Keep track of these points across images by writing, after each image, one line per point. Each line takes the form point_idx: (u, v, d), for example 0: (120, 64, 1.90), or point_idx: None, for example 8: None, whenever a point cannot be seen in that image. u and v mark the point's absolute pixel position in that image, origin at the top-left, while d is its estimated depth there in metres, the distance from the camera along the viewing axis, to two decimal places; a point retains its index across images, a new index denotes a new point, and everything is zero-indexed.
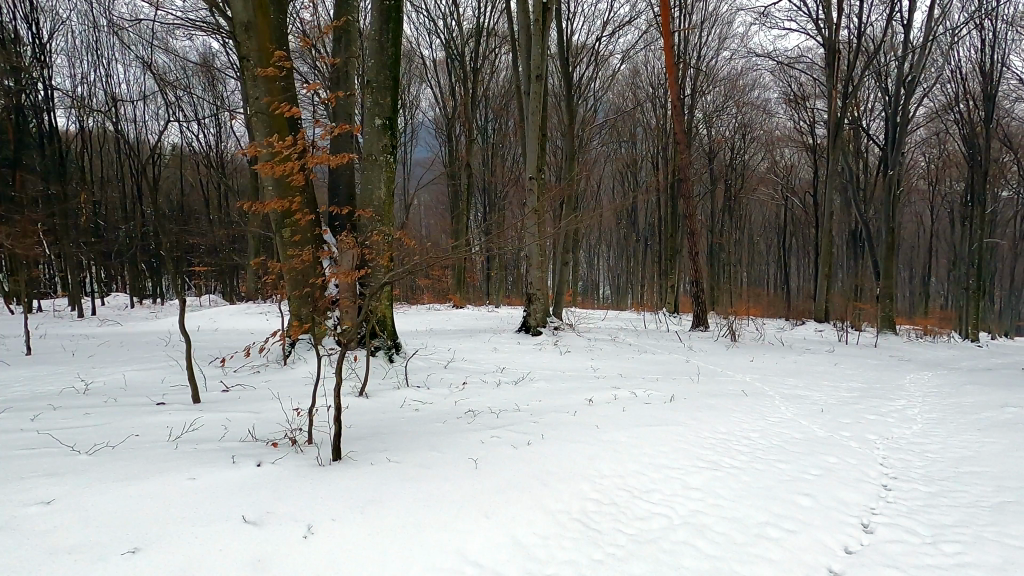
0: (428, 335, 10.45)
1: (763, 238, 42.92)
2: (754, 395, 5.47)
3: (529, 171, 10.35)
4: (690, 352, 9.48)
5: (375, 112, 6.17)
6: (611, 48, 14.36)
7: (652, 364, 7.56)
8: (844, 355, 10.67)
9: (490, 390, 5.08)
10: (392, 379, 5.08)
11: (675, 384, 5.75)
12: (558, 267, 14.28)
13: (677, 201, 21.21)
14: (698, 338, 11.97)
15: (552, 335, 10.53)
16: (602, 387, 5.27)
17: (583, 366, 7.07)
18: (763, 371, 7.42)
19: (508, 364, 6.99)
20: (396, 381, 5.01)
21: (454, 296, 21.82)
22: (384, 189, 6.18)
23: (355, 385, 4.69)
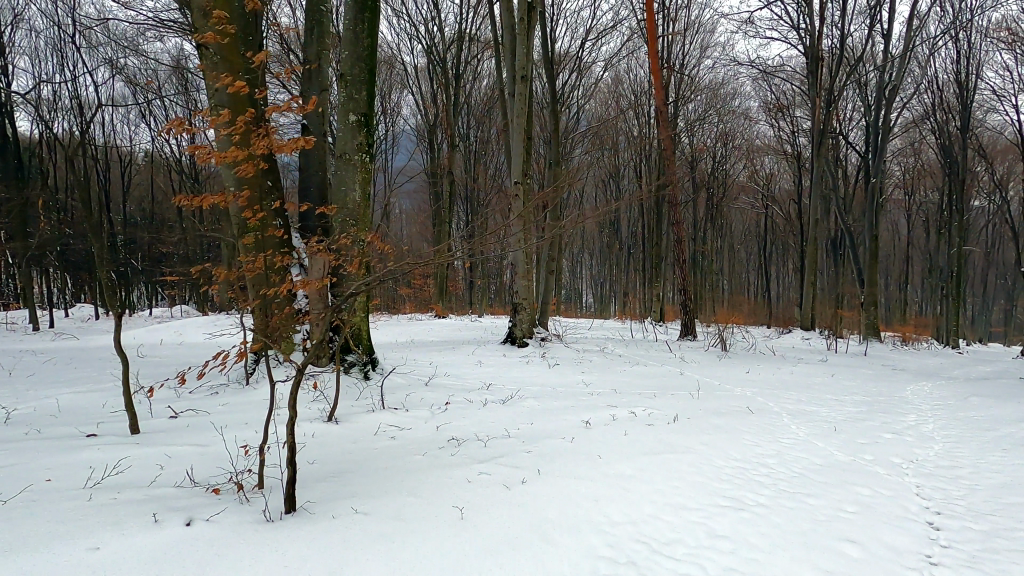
0: (409, 347, 9.92)
1: (744, 246, 43.13)
2: (760, 412, 5.09)
3: (513, 176, 9.92)
4: (683, 363, 9.11)
5: (349, 107, 5.68)
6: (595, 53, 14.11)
7: (646, 378, 7.16)
8: (837, 365, 10.42)
9: (477, 412, 4.60)
10: (366, 400, 4.58)
11: (675, 401, 5.33)
12: (543, 276, 13.85)
13: (662, 209, 21.01)
14: (689, 348, 11.59)
15: (539, 346, 10.08)
16: (598, 406, 4.83)
17: (575, 381, 6.64)
18: (762, 385, 7.07)
19: (494, 380, 6.51)
20: (371, 402, 4.51)
21: (436, 306, 21.26)
22: (359, 191, 5.70)
23: (324, 409, 4.17)
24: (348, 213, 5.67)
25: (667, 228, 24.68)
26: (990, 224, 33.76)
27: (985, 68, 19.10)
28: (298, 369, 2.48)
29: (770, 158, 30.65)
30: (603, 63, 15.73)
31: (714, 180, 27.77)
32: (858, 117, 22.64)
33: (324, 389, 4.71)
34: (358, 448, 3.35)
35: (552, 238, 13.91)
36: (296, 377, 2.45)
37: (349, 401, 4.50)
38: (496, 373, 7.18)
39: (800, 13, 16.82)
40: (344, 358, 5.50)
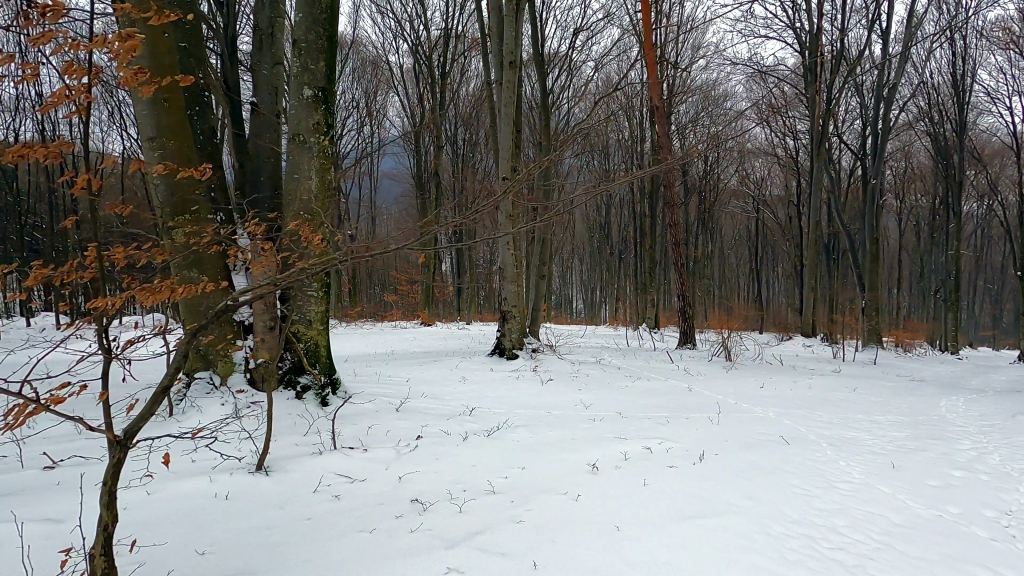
0: (387, 360, 9.01)
1: (735, 251, 42.69)
2: (800, 445, 4.23)
3: (501, 172, 9.14)
4: (687, 377, 8.28)
5: (304, 79, 4.77)
6: (586, 52, 13.31)
7: (653, 397, 6.30)
8: (852, 375, 9.65)
9: (456, 450, 3.70)
10: (314, 438, 3.65)
11: (696, 429, 4.45)
12: (534, 281, 12.93)
13: (655, 213, 20.26)
14: (690, 358, 10.77)
15: (530, 358, 9.17)
16: (604, 443, 3.92)
17: (573, 401, 5.75)
18: (784, 403, 6.22)
19: (478, 401, 5.59)
20: (320, 441, 3.59)
21: (422, 314, 20.38)
22: (316, 180, 4.79)
23: (253, 454, 3.24)
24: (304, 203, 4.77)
25: (660, 233, 24.05)
26: (982, 227, 33.48)
27: (983, 69, 18.54)
28: (121, 442, 1.75)
29: (763, 161, 30.13)
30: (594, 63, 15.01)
31: (706, 184, 27.18)
32: (854, 120, 22.15)
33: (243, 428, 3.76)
34: (286, 522, 2.43)
35: (542, 242, 13.10)
36: (116, 457, 1.73)
37: (294, 439, 3.62)
38: (483, 391, 6.29)
39: (797, 11, 16.18)
40: (296, 381, 4.56)
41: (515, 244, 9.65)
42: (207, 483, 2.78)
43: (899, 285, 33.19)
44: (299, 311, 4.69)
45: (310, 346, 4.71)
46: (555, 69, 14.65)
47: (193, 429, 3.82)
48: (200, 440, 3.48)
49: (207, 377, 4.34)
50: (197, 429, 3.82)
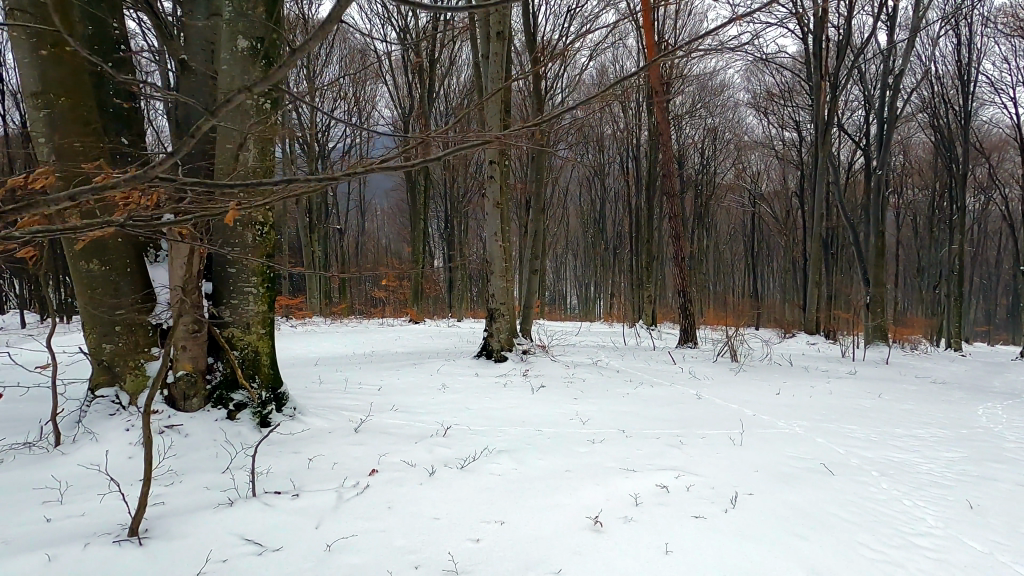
0: (363, 363, 8.17)
1: (731, 246, 42.06)
2: (849, 477, 3.43)
3: (488, 156, 8.35)
4: (692, 381, 7.51)
5: (237, 28, 3.89)
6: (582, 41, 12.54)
7: (660, 409, 5.50)
8: (869, 377, 8.91)
9: (417, 493, 2.87)
10: (225, 480, 2.80)
11: (719, 457, 3.64)
12: (525, 278, 12.04)
13: (652, 207, 19.46)
14: (694, 359, 9.98)
15: (519, 359, 8.34)
16: (607, 481, 3.09)
17: (568, 416, 4.93)
18: (810, 416, 5.43)
19: (453, 417, 4.76)
20: (231, 484, 2.75)
21: (411, 311, 19.49)
22: (255, 152, 3.93)
23: (125, 512, 2.38)
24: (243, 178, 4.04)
25: (656, 226, 23.20)
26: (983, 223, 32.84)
27: (989, 58, 17.80)
28: None
29: (760, 155, 29.49)
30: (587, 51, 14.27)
31: (703, 178, 26.52)
32: (857, 114, 21.42)
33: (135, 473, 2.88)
34: None
35: (535, 236, 12.23)
36: None
37: (208, 481, 2.78)
38: (465, 402, 5.47)
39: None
40: (228, 399, 3.71)
41: (505, 236, 8.82)
42: (41, 564, 1.95)
43: (897, 281, 32.70)
44: (234, 313, 3.85)
45: (248, 354, 3.86)
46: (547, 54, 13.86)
47: (11, 489, 2.61)
48: (34, 508, 2.43)
49: (111, 396, 3.47)
50: (43, 481, 2.73)
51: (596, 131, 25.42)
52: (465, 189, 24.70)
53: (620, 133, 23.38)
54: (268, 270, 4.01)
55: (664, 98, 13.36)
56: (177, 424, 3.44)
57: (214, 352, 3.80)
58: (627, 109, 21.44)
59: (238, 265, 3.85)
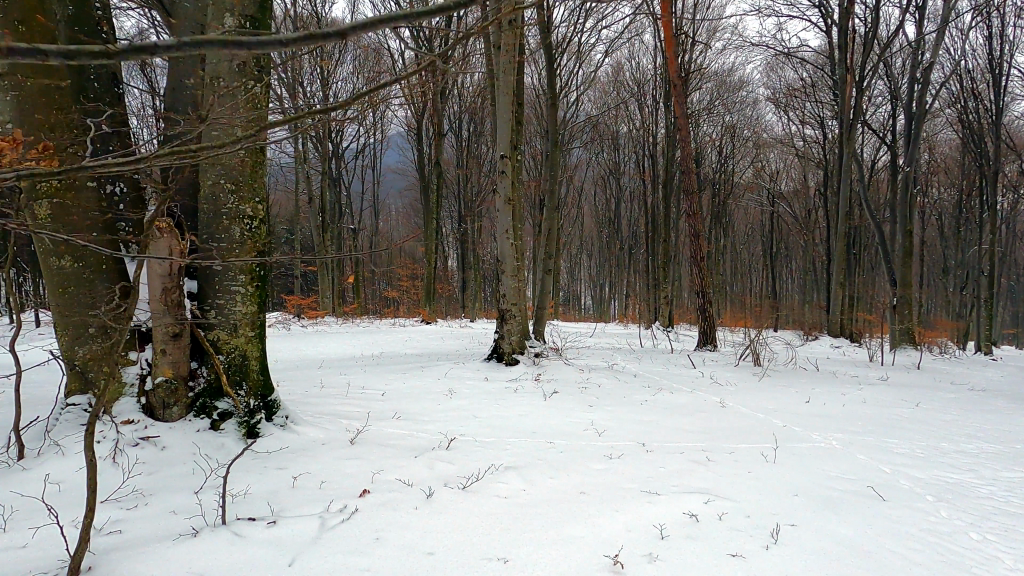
0: (369, 365, 7.88)
1: (748, 246, 41.28)
2: (903, 504, 3.03)
3: (499, 150, 7.99)
4: (713, 388, 7.10)
5: (225, 6, 3.59)
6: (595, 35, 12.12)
7: (682, 419, 5.11)
8: (901, 383, 8.41)
9: (413, 519, 2.55)
10: (192, 504, 2.50)
11: (752, 478, 3.26)
12: (538, 278, 11.64)
13: (670, 205, 18.90)
14: (715, 363, 9.53)
15: (531, 363, 7.98)
16: (629, 507, 2.74)
17: (582, 427, 4.57)
18: (845, 428, 5.00)
19: (458, 427, 4.43)
20: (197, 508, 2.45)
21: (423, 311, 19.20)
22: (244, 140, 3.61)
23: (70, 546, 2.10)
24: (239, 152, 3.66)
25: (674, 225, 22.61)
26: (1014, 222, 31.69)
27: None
28: None
29: (780, 153, 28.79)
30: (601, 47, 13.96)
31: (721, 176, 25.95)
32: (883, 111, 20.75)
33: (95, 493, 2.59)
34: None
35: (549, 234, 11.83)
36: None
37: (174, 505, 2.47)
38: (473, 409, 5.13)
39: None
40: (211, 407, 3.42)
41: (517, 235, 8.48)
42: None
43: (921, 282, 31.75)
44: (220, 314, 3.55)
45: (234, 359, 3.55)
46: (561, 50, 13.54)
47: None
48: None
49: (84, 404, 3.20)
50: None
51: (611, 128, 24.99)
52: (478, 187, 24.41)
53: (636, 131, 22.94)
54: (258, 268, 3.71)
55: (681, 92, 12.93)
56: (154, 435, 3.15)
57: (198, 356, 3.51)
58: (643, 107, 21.00)
59: (224, 262, 3.56)
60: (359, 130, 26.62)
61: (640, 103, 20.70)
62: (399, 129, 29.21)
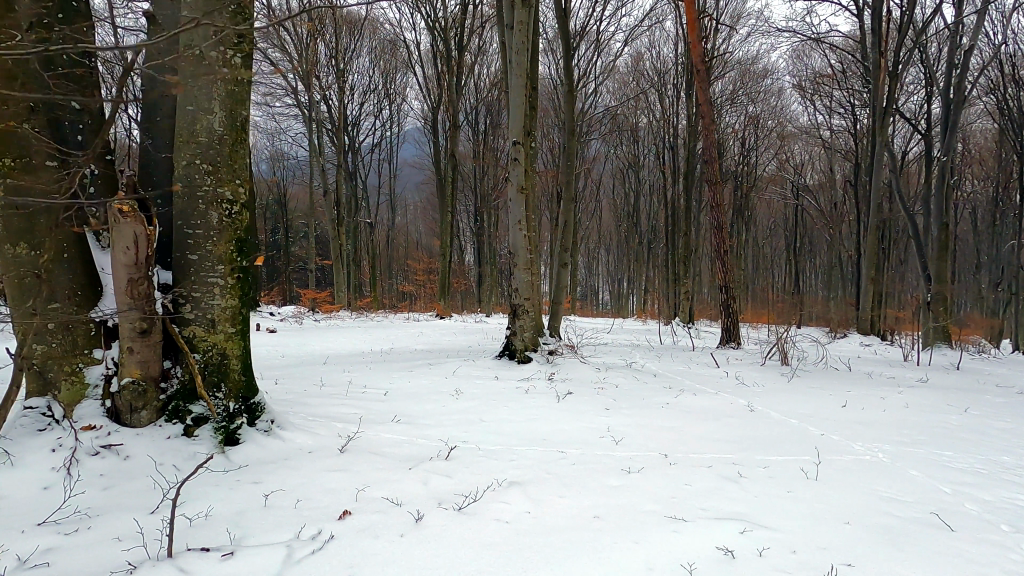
0: (375, 362, 7.57)
1: (771, 240, 40.30)
2: (977, 536, 2.57)
3: (512, 136, 7.56)
4: (739, 389, 6.63)
5: None
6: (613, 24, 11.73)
7: (708, 426, 4.67)
8: (943, 385, 7.83)
9: (399, 549, 2.19)
10: (140, 529, 2.16)
11: (794, 503, 2.84)
12: (554, 271, 11.20)
13: (692, 197, 18.24)
14: (740, 362, 9.02)
15: (545, 361, 7.58)
16: (653, 534, 2.35)
17: (597, 434, 4.17)
18: (891, 438, 4.51)
19: (460, 433, 4.05)
20: (144, 537, 2.10)
21: (438, 305, 18.89)
22: (222, 116, 3.27)
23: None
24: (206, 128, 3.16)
25: (695, 218, 21.91)
26: None
27: None
28: None
29: (804, 144, 27.91)
30: (619, 34, 13.47)
31: (744, 169, 25.18)
32: (920, 100, 19.79)
33: (35, 512, 2.27)
34: None
35: (565, 226, 11.36)
36: None
37: (119, 529, 2.14)
38: (479, 412, 4.76)
39: None
40: (185, 411, 3.10)
41: (530, 227, 8.07)
42: None
43: (953, 278, 30.57)
44: (196, 308, 3.22)
45: (211, 358, 3.23)
46: (579, 38, 13.11)
47: None
48: None
49: (42, 408, 2.88)
50: None
51: (630, 120, 24.40)
52: (495, 180, 24.03)
53: (656, 123, 22.32)
54: (239, 256, 3.38)
55: (705, 79, 12.35)
56: (117, 443, 2.83)
57: (172, 355, 3.19)
58: (663, 97, 20.42)
59: (201, 250, 3.23)
60: (375, 123, 26.43)
61: (660, 93, 20.10)
62: (415, 122, 28.97)
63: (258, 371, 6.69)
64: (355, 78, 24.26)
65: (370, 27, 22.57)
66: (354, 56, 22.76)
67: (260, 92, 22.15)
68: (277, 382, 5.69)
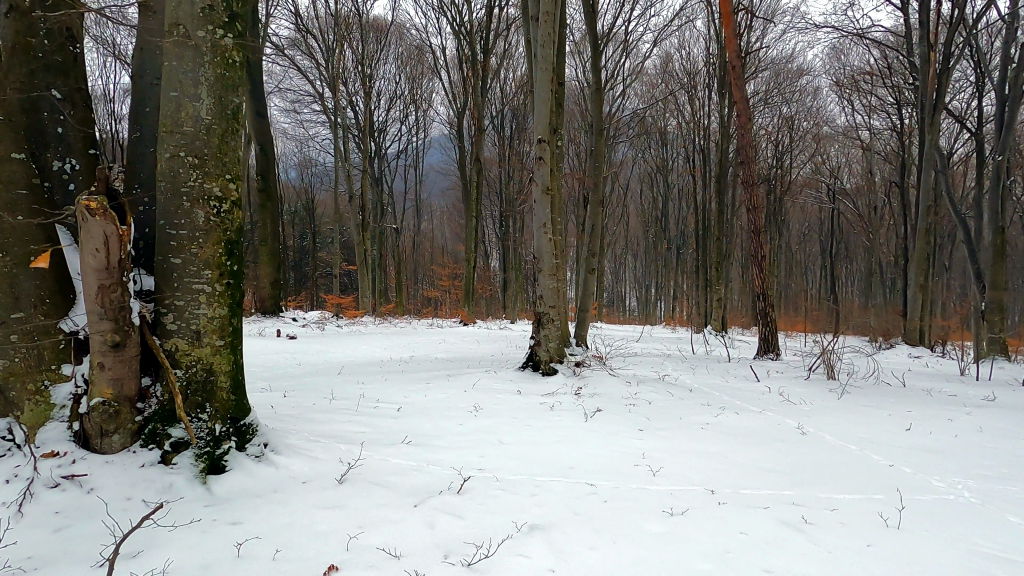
0: (392, 372, 7.19)
1: (806, 245, 38.93)
2: None
3: (537, 134, 7.14)
4: (786, 407, 6.03)
5: None
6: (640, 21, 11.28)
7: (757, 453, 4.13)
8: (1015, 403, 7.06)
9: None
10: None
11: (879, 566, 2.32)
12: (580, 278, 10.69)
13: (725, 201, 17.48)
14: (782, 376, 8.36)
15: (571, 373, 7.10)
16: None
17: (632, 462, 3.68)
18: (974, 471, 3.90)
19: (477, 459, 3.60)
20: None
21: (462, 312, 18.48)
22: (210, 104, 2.91)
23: None
24: (191, 117, 2.86)
25: (729, 223, 21.04)
26: None
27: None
28: None
29: (842, 146, 26.82)
30: (649, 34, 12.97)
31: (778, 172, 24.23)
32: (972, 99, 18.69)
33: None
34: None
35: (593, 230, 10.85)
36: None
37: None
38: (499, 432, 4.32)
39: None
40: (163, 436, 2.74)
41: (555, 230, 7.63)
42: None
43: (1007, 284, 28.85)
44: (179, 319, 2.87)
45: (195, 375, 2.87)
46: (607, 39, 12.66)
47: None
48: None
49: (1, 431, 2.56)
50: None
51: (659, 123, 23.77)
52: (520, 184, 23.62)
53: (686, 125, 21.61)
54: (229, 261, 3.03)
55: (741, 75, 11.71)
56: (81, 474, 2.49)
57: (151, 371, 2.85)
58: (694, 98, 19.78)
59: (185, 253, 2.88)
60: (400, 129, 26.38)
61: (691, 93, 19.43)
62: (440, 128, 28.85)
63: (270, 381, 6.38)
64: (381, 84, 24.25)
65: (396, 33, 22.53)
66: (380, 63, 22.77)
67: (288, 99, 22.30)
68: (285, 394, 5.33)
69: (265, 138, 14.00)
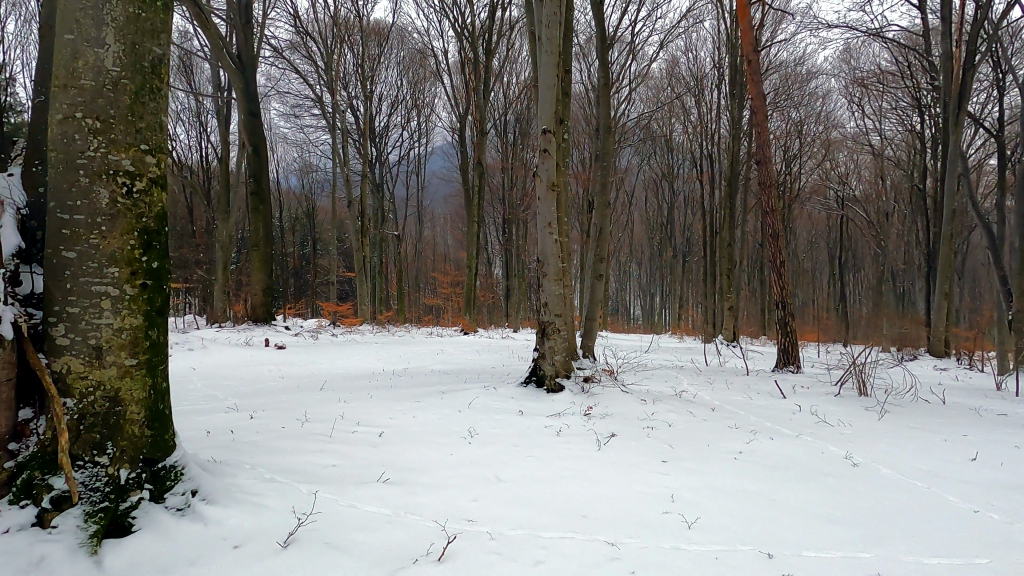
0: (379, 388, 6.46)
1: (814, 254, 38.28)
2: None
3: (542, 125, 6.47)
4: (825, 430, 5.28)
5: None
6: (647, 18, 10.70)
7: (810, 493, 3.41)
8: None
9: None
10: None
11: None
12: (587, 285, 9.96)
13: (735, 207, 16.76)
14: (810, 392, 7.60)
15: (578, 389, 6.38)
16: None
17: (661, 509, 2.96)
18: None
19: (468, 505, 2.88)
20: None
21: (462, 321, 17.70)
22: (119, 51, 2.25)
23: None
24: (96, 68, 2.20)
25: (739, 229, 20.24)
26: None
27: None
28: None
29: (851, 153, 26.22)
30: (656, 35, 12.39)
31: (789, 179, 23.54)
32: (993, 103, 17.97)
33: None
34: None
35: (600, 234, 10.17)
36: None
37: None
38: (497, 465, 3.60)
39: None
40: (43, 487, 2.08)
41: (561, 231, 6.93)
42: None
43: None
44: (72, 331, 2.19)
45: (92, 406, 2.20)
46: (612, 39, 12.07)
47: None
48: None
49: None
50: None
51: (665, 128, 23.13)
52: (523, 190, 22.98)
53: (693, 130, 20.95)
54: (146, 256, 2.36)
55: (756, 73, 11.04)
56: None
57: (34, 400, 2.19)
58: (702, 102, 19.11)
59: (81, 245, 2.20)
60: (402, 134, 25.81)
61: (699, 97, 18.81)
62: (442, 134, 28.36)
63: (241, 398, 5.67)
64: (381, 88, 23.71)
65: (397, 37, 22.07)
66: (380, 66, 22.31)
67: (287, 103, 21.80)
68: (252, 416, 4.61)
69: (255, 139, 13.33)
